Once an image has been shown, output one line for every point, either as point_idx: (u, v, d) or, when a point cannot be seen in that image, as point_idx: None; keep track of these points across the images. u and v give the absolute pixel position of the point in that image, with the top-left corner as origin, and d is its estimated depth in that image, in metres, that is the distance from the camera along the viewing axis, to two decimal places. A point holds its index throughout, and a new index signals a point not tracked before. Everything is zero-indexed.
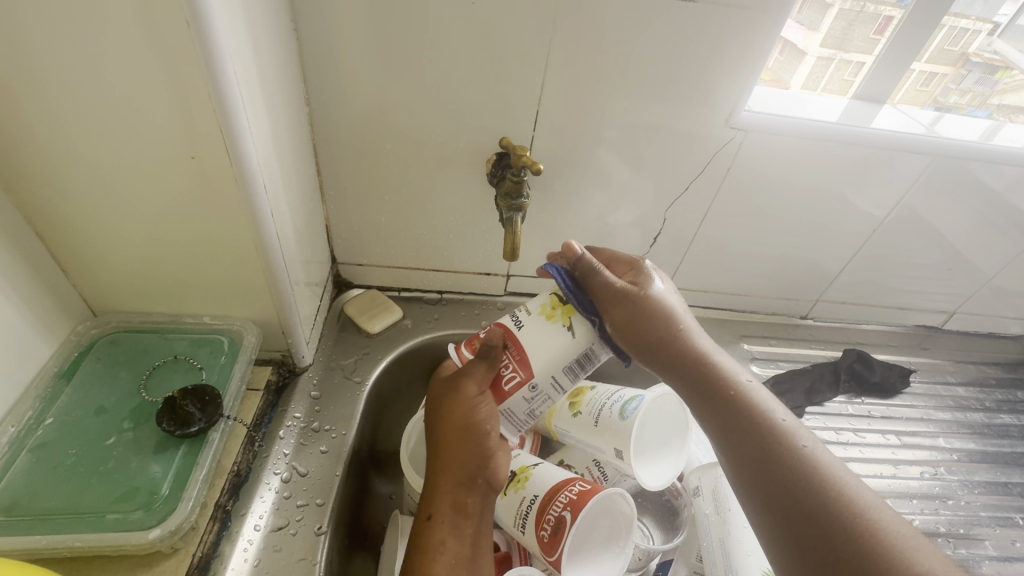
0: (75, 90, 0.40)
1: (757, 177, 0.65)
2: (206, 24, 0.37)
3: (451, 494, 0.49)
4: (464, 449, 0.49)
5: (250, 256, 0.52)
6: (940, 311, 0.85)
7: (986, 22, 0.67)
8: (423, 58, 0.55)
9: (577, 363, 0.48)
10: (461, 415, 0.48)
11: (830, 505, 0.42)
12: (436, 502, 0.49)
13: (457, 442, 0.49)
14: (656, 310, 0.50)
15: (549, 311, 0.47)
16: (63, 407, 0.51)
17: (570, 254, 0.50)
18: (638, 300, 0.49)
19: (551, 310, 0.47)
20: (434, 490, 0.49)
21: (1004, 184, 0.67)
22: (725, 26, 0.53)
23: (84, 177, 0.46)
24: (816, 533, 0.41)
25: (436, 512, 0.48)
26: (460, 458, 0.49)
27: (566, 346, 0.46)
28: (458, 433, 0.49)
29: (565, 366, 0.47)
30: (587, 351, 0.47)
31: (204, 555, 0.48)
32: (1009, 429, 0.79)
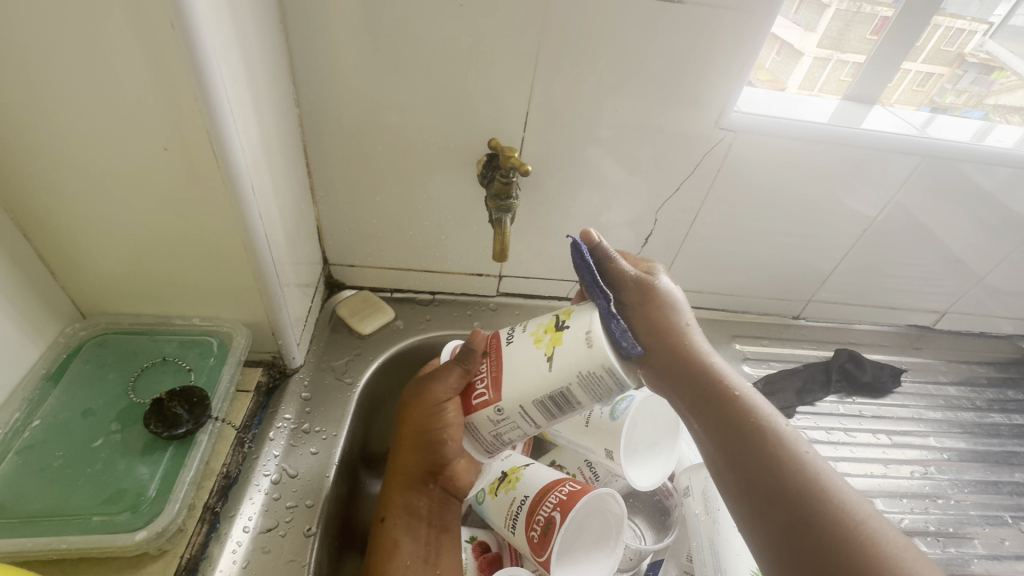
0: (61, 92, 0.40)
1: (749, 178, 0.66)
2: (191, 24, 0.37)
3: (404, 497, 0.54)
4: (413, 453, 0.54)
5: (238, 258, 0.52)
6: (933, 311, 0.85)
7: (982, 22, 0.67)
8: (413, 59, 0.55)
9: (552, 400, 0.46)
10: (411, 422, 0.54)
11: (821, 511, 0.40)
12: (391, 504, 0.54)
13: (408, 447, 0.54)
14: (664, 303, 0.51)
15: (540, 335, 0.46)
16: (51, 409, 0.51)
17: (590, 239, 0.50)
18: (648, 292, 0.51)
19: (542, 335, 0.46)
20: (390, 493, 0.55)
21: (995, 184, 0.68)
22: (715, 28, 0.54)
23: (70, 179, 0.46)
24: (811, 541, 0.40)
25: (388, 514, 0.54)
26: (414, 463, 0.54)
27: (541, 378, 0.45)
28: (409, 440, 0.54)
29: (537, 401, 0.46)
30: (562, 392, 0.45)
31: (192, 557, 0.48)
32: (999, 428, 0.79)
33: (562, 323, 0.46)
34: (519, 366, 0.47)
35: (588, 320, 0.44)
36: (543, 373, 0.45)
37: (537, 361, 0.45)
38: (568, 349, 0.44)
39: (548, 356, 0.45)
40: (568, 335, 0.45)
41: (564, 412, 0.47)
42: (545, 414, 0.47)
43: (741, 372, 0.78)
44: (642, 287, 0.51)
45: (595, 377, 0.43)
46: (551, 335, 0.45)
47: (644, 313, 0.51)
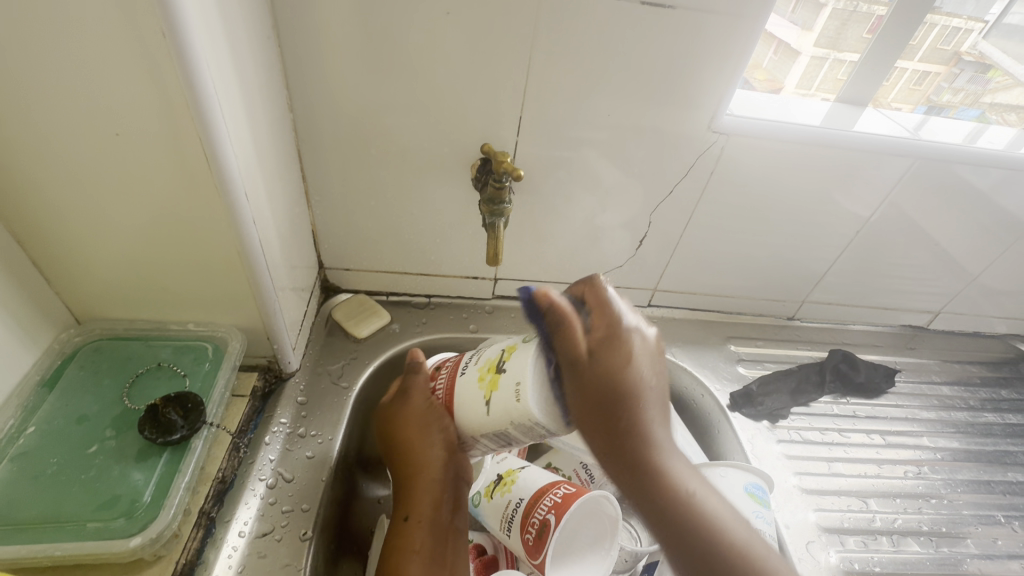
0: (54, 100, 0.41)
1: (741, 181, 0.66)
2: (182, 33, 0.37)
3: (424, 497, 0.52)
4: (434, 443, 0.51)
5: (232, 263, 0.52)
6: (926, 310, 0.85)
7: (978, 20, 0.67)
8: (406, 63, 0.55)
9: (494, 437, 0.47)
10: (425, 408, 0.52)
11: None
12: (415, 501, 0.52)
13: (424, 437, 0.51)
14: (618, 376, 0.46)
15: (484, 374, 0.48)
16: (45, 415, 0.51)
17: (543, 301, 0.49)
18: (601, 368, 0.46)
19: (486, 374, 0.47)
20: (412, 492, 0.52)
21: (988, 184, 0.68)
22: (706, 32, 0.54)
23: (64, 187, 0.46)
24: None
25: (414, 513, 0.52)
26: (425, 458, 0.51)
27: (480, 419, 0.47)
28: (421, 428, 0.52)
29: (480, 436, 0.48)
30: (503, 433, 0.46)
31: (187, 562, 0.48)
32: (992, 428, 0.80)
33: (502, 365, 0.46)
34: (464, 401, 0.48)
35: (522, 368, 0.45)
36: (482, 415, 0.47)
37: (481, 403, 0.47)
38: (502, 396, 0.45)
39: (486, 400, 0.46)
40: (504, 380, 0.45)
41: (508, 446, 0.48)
42: (494, 445, 0.48)
43: (736, 373, 0.78)
44: (596, 362, 0.47)
45: (525, 426, 0.44)
46: (491, 377, 0.47)
47: (597, 388, 0.46)
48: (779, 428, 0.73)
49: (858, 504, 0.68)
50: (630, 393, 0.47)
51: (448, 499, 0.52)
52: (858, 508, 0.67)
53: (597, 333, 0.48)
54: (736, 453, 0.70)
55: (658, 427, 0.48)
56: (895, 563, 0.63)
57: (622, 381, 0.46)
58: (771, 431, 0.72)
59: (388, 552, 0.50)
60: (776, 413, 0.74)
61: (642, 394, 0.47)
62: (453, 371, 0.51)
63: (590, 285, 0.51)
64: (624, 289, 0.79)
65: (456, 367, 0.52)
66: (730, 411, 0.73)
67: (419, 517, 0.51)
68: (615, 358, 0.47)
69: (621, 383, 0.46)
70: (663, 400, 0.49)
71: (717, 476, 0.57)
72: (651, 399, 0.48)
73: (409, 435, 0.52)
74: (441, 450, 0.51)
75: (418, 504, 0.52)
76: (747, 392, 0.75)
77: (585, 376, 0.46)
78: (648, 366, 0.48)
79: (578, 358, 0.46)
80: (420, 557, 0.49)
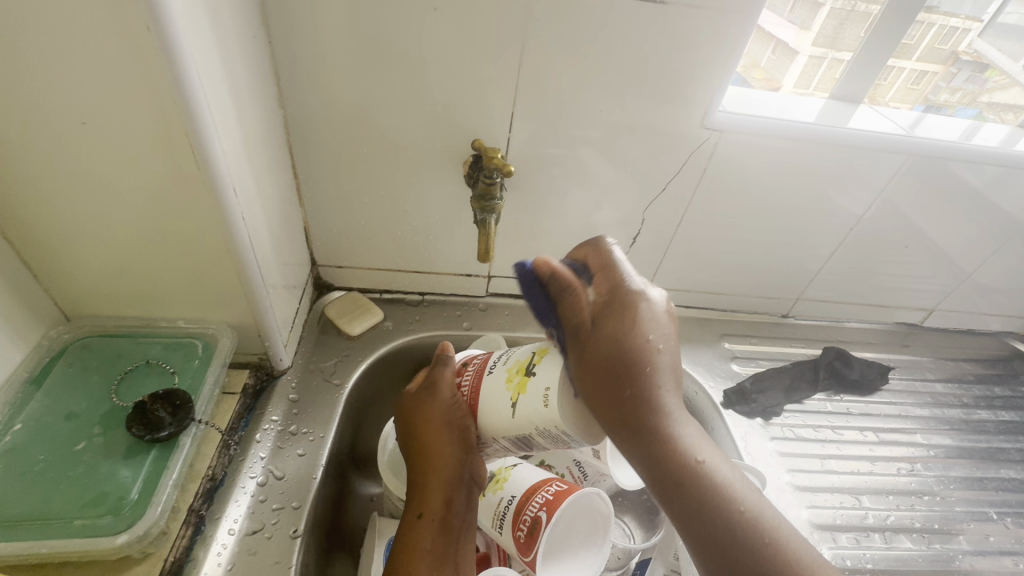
0: (40, 95, 0.40)
1: (734, 178, 0.66)
2: (167, 27, 0.37)
3: (436, 495, 0.51)
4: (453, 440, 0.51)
5: (221, 260, 0.52)
6: (921, 308, 0.85)
7: (976, 20, 0.67)
8: (398, 59, 0.55)
9: (515, 440, 0.48)
10: (447, 407, 0.52)
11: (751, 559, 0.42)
12: (428, 499, 0.51)
13: (444, 435, 0.51)
14: (622, 344, 0.44)
15: (512, 375, 0.48)
16: (33, 412, 0.51)
17: (543, 272, 0.48)
18: (604, 336, 0.45)
19: (514, 376, 0.48)
20: (427, 488, 0.51)
21: (981, 182, 0.68)
22: (698, 28, 0.54)
23: (51, 182, 0.46)
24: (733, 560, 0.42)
25: (426, 511, 0.50)
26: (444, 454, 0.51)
27: (505, 420, 0.47)
28: (443, 424, 0.51)
29: (503, 437, 0.48)
30: (525, 437, 0.47)
31: (175, 560, 0.48)
32: (986, 425, 0.80)
33: (532, 369, 0.46)
34: (489, 400, 0.49)
35: (553, 375, 0.45)
36: (507, 416, 0.47)
37: (507, 406, 0.47)
38: (529, 401, 0.45)
39: (512, 402, 0.47)
40: (532, 385, 0.46)
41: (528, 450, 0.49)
42: (515, 447, 0.49)
43: (730, 370, 0.78)
44: (596, 331, 0.45)
45: (550, 433, 0.45)
46: (520, 379, 0.47)
47: (597, 357, 0.45)
48: (773, 425, 0.73)
49: (850, 500, 0.68)
50: (636, 365, 0.44)
51: (461, 498, 0.51)
52: (851, 505, 0.67)
53: (601, 299, 0.47)
54: (729, 450, 0.70)
55: (668, 399, 0.45)
56: (887, 559, 0.63)
57: (627, 349, 0.44)
58: (764, 428, 0.72)
59: (397, 549, 0.49)
60: (769, 410, 0.74)
61: (652, 354, 0.45)
62: (479, 371, 0.52)
63: (593, 248, 0.50)
64: None
65: (484, 364, 0.52)
66: (723, 408, 0.73)
67: (432, 515, 0.50)
68: (620, 323, 0.45)
69: (625, 350, 0.44)
70: (675, 368, 0.46)
71: None
72: (660, 369, 0.45)
73: (427, 432, 0.52)
74: (459, 446, 0.51)
75: (431, 501, 0.51)
76: (740, 389, 0.74)
77: (587, 346, 0.45)
78: (657, 331, 0.46)
79: (580, 329, 0.46)
80: (429, 555, 0.49)
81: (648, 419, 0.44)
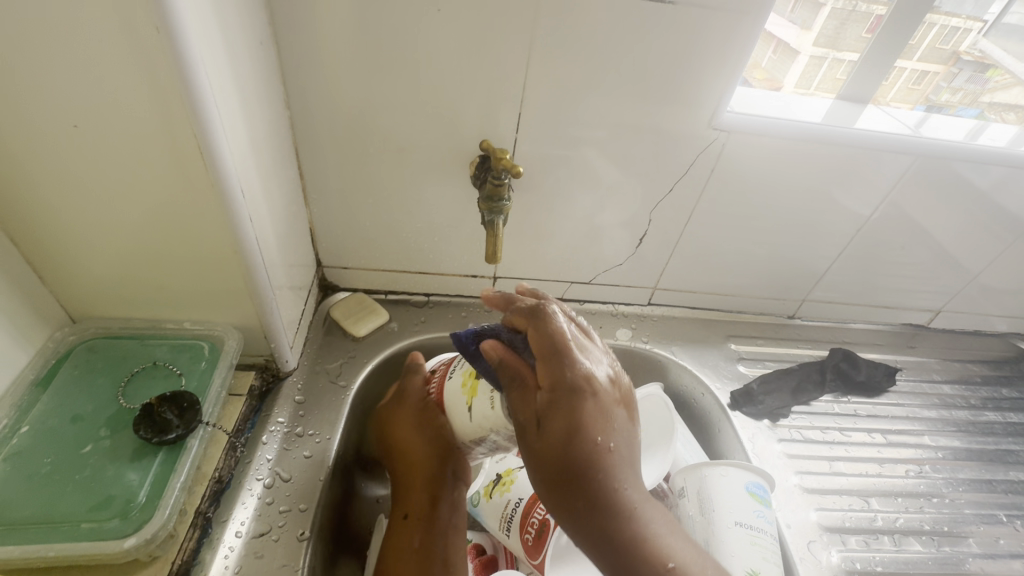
0: (47, 97, 0.40)
1: (741, 179, 0.66)
2: (176, 28, 0.36)
3: (421, 497, 0.52)
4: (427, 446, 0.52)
5: (228, 262, 0.51)
6: (927, 309, 0.85)
7: (977, 20, 0.67)
8: (405, 60, 0.55)
9: (483, 440, 0.48)
10: (415, 414, 0.53)
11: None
12: (411, 499, 0.52)
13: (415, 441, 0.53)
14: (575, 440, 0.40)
15: (467, 379, 0.48)
16: (39, 415, 0.51)
17: (492, 358, 0.44)
18: (554, 435, 0.40)
19: (469, 380, 0.48)
20: (409, 491, 0.52)
21: (989, 183, 0.68)
22: (706, 28, 0.53)
23: (56, 183, 0.45)
24: None
25: (410, 512, 0.51)
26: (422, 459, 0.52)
27: (467, 425, 0.48)
28: (417, 431, 0.53)
29: (469, 438, 0.49)
30: (490, 437, 0.47)
31: (183, 563, 0.47)
32: (993, 426, 0.79)
33: (483, 372, 0.46)
34: (449, 404, 0.49)
35: (500, 376, 0.45)
36: (466, 419, 0.48)
37: (467, 410, 0.47)
38: (483, 403, 0.46)
39: (468, 406, 0.47)
40: (483, 386, 0.46)
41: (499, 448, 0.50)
42: (485, 447, 0.50)
43: (736, 372, 0.77)
44: (544, 431, 0.41)
45: (510, 433, 0.46)
46: (472, 384, 0.47)
47: (547, 455, 0.41)
48: (780, 427, 0.73)
49: (859, 503, 0.67)
50: (588, 466, 0.40)
51: (445, 498, 0.52)
52: (860, 508, 0.67)
53: (545, 393, 0.42)
54: (736, 452, 0.70)
55: (626, 490, 0.41)
56: (897, 562, 0.63)
57: (578, 450, 0.40)
58: (772, 430, 0.72)
59: (386, 550, 0.50)
60: (776, 411, 0.74)
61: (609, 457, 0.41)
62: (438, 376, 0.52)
63: (534, 320, 0.45)
64: (624, 287, 0.79)
65: (445, 370, 0.52)
66: (730, 410, 0.72)
67: (416, 515, 0.51)
68: (569, 419, 0.40)
69: (577, 447, 0.40)
70: (629, 448, 0.43)
71: (719, 476, 0.57)
72: (617, 461, 0.42)
73: (399, 439, 0.55)
74: (437, 450, 0.52)
75: (414, 502, 0.52)
76: (747, 391, 0.74)
77: (537, 442, 0.41)
78: (608, 421, 0.42)
79: (529, 422, 0.42)
80: (417, 554, 0.48)
81: (604, 520, 0.41)
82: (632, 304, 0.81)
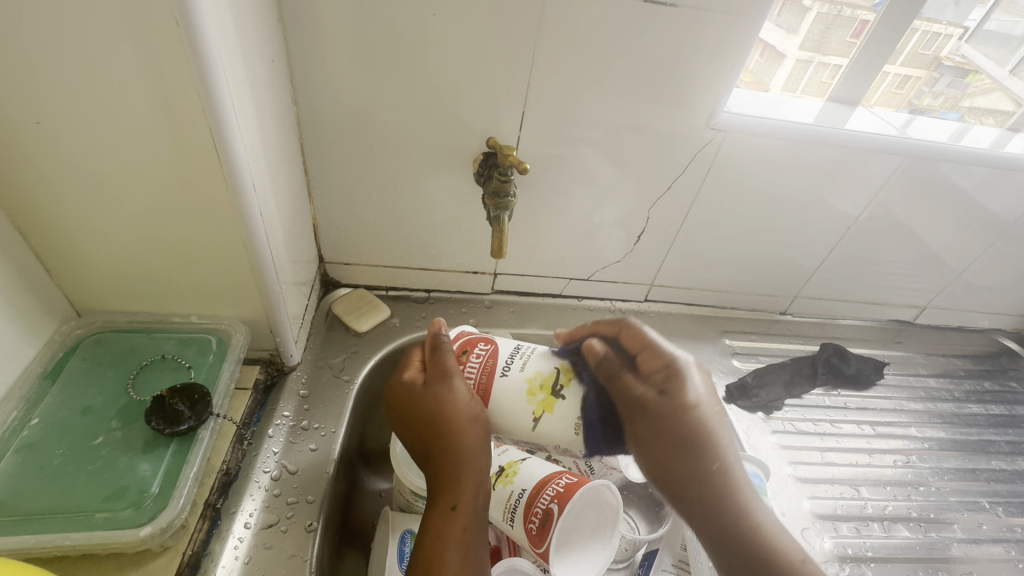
0: (64, 91, 0.40)
1: (737, 178, 0.67)
2: (196, 24, 0.37)
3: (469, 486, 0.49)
4: (480, 437, 0.50)
5: (238, 255, 0.52)
6: (913, 305, 0.88)
7: (957, 26, 0.70)
8: (412, 59, 0.56)
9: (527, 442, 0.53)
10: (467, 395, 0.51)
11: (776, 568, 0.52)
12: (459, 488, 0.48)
13: (470, 430, 0.50)
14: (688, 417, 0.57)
15: (535, 391, 0.50)
16: (49, 407, 0.51)
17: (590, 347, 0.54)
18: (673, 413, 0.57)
19: (537, 392, 0.50)
20: (458, 481, 0.49)
21: (972, 183, 0.70)
22: (703, 31, 0.55)
23: (69, 176, 0.45)
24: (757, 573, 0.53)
25: (460, 503, 0.48)
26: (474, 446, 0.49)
27: (523, 430, 0.51)
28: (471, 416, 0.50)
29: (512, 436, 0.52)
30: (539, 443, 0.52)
31: (194, 553, 0.48)
32: (976, 418, 0.82)
33: (558, 388, 0.50)
34: (503, 405, 0.51)
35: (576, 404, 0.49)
36: (528, 428, 0.51)
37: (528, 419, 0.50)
38: (555, 419, 0.50)
39: (534, 416, 0.50)
40: (560, 406, 0.49)
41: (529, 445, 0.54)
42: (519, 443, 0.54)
43: (731, 366, 0.79)
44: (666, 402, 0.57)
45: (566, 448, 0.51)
46: (545, 398, 0.50)
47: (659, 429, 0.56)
48: (774, 419, 0.75)
49: (850, 491, 0.70)
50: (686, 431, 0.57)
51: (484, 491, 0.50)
52: (851, 496, 0.69)
53: (656, 380, 0.57)
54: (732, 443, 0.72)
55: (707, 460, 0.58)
56: (887, 548, 0.65)
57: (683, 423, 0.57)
58: (766, 422, 0.74)
59: (425, 537, 0.47)
60: (770, 405, 0.77)
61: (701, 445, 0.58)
62: (490, 367, 0.52)
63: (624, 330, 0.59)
64: (622, 284, 0.80)
65: (494, 362, 0.52)
66: (726, 403, 0.74)
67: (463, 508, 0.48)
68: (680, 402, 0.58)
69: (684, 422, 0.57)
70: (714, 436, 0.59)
71: None
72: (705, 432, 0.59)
73: (454, 427, 0.49)
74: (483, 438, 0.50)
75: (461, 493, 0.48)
76: (742, 384, 0.76)
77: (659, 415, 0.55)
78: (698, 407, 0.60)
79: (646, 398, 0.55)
80: (461, 550, 0.46)
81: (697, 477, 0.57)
82: (629, 300, 0.83)
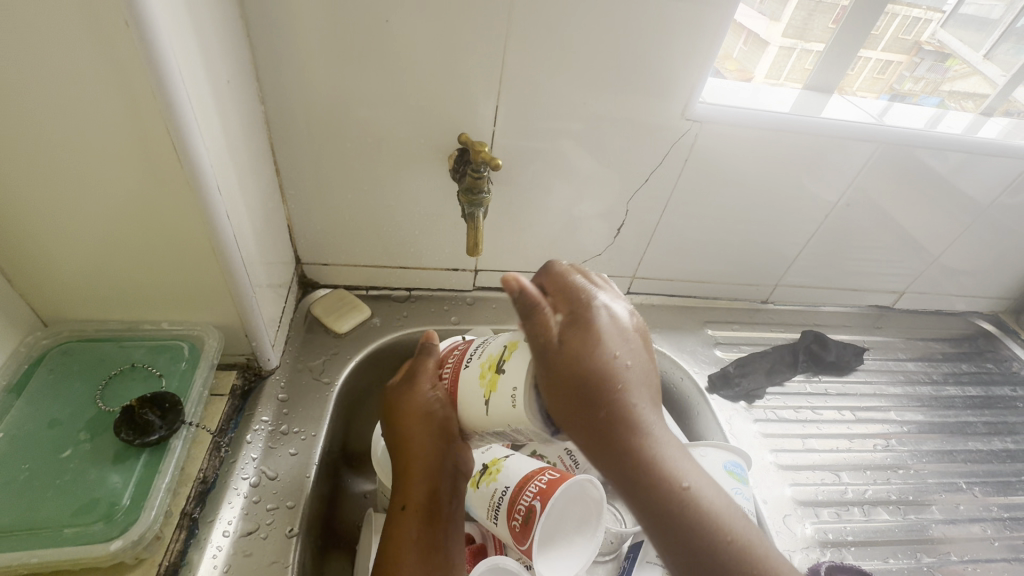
0: (12, 96, 0.39)
1: (714, 168, 0.67)
2: (148, 23, 0.36)
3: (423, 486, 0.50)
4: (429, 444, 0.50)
5: (205, 260, 0.51)
6: (892, 291, 0.89)
7: (937, 11, 0.70)
8: (380, 55, 0.55)
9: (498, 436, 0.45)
10: (426, 407, 0.50)
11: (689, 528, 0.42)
12: (410, 490, 0.51)
13: (422, 437, 0.50)
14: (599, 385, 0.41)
15: (484, 371, 0.44)
16: (14, 421, 0.50)
17: (511, 288, 0.43)
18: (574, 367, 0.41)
19: (486, 372, 0.44)
20: (409, 480, 0.51)
21: (946, 168, 0.71)
22: (676, 18, 0.55)
23: (23, 182, 0.44)
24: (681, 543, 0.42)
25: (409, 503, 0.50)
26: (423, 454, 0.50)
27: (480, 419, 0.44)
28: (419, 420, 0.50)
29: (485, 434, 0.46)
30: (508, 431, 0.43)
31: (171, 564, 0.48)
32: (954, 400, 0.84)
33: (501, 363, 0.43)
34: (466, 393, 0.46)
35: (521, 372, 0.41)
36: (482, 416, 0.44)
37: (492, 409, 0.43)
38: (501, 401, 0.42)
39: (484, 400, 0.44)
40: (501, 382, 0.42)
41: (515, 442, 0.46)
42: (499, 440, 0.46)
43: (714, 356, 0.80)
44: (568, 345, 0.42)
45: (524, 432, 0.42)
46: (491, 376, 0.43)
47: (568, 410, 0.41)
48: (756, 408, 0.76)
49: (830, 477, 0.70)
50: (612, 394, 0.41)
51: (445, 490, 0.51)
52: (831, 481, 0.70)
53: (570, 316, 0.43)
54: (715, 433, 0.72)
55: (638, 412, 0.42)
56: (866, 531, 0.66)
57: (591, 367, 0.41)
58: (748, 411, 0.75)
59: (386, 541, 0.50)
60: (753, 393, 0.76)
61: (630, 395, 0.42)
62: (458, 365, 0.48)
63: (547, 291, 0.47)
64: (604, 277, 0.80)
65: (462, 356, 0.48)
66: (708, 393, 0.75)
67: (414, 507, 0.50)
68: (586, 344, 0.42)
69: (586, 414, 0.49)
70: (650, 385, 0.44)
71: (699, 457, 0.59)
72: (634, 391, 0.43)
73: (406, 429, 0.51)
74: (436, 443, 0.49)
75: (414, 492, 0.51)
76: (724, 374, 0.77)
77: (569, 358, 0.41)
78: (624, 347, 0.43)
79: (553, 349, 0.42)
80: (415, 545, 0.49)
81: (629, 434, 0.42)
82: None
